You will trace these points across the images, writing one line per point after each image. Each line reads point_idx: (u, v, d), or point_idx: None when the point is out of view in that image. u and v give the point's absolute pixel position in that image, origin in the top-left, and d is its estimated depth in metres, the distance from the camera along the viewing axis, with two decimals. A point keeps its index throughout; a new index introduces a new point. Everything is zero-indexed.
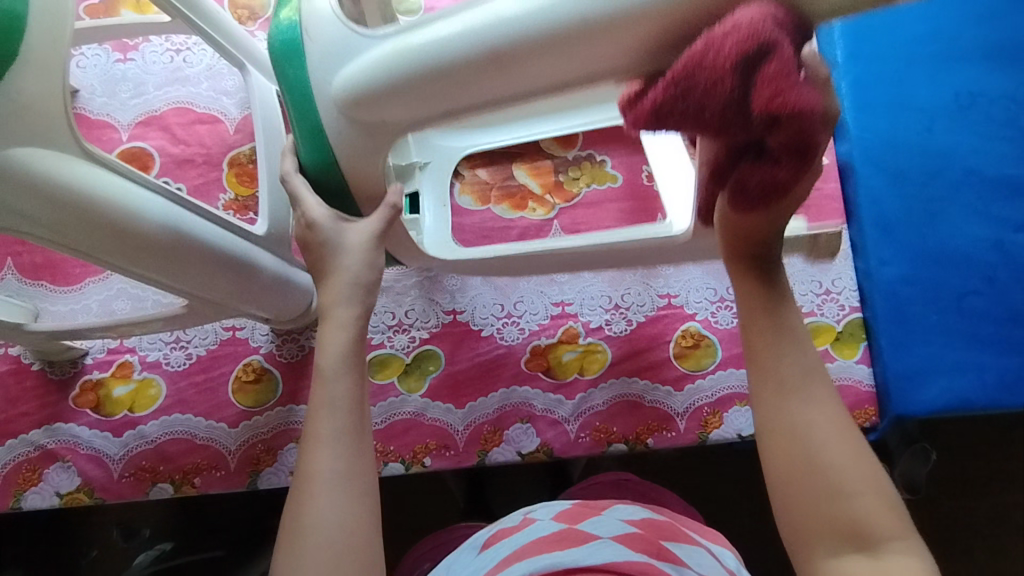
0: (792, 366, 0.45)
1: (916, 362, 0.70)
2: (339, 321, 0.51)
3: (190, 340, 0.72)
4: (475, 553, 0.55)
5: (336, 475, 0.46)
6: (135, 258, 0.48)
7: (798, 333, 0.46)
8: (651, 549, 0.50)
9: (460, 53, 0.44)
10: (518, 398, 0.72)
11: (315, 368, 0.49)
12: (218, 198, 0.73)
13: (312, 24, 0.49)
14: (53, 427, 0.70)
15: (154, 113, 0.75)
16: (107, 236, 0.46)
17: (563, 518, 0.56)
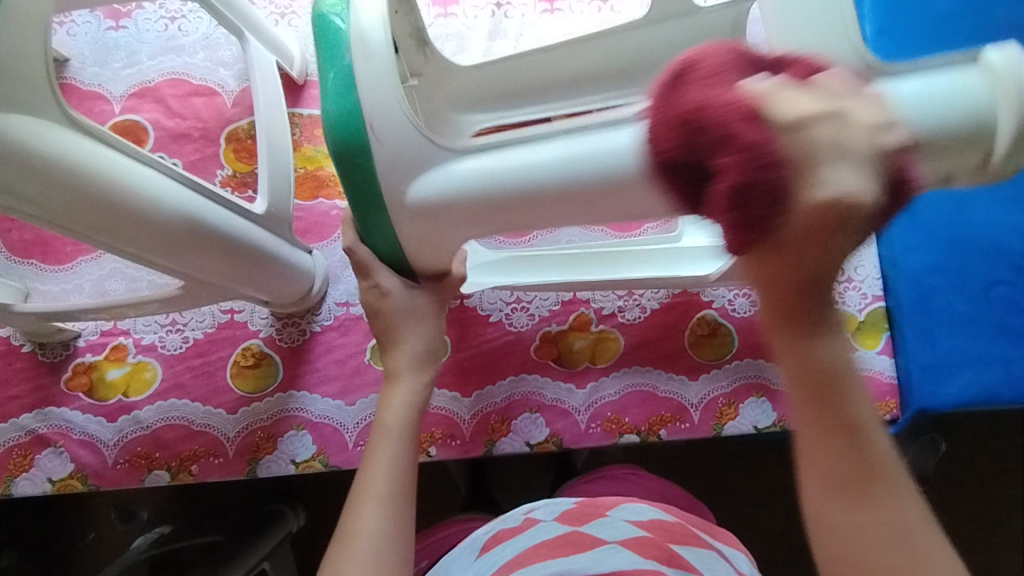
0: (851, 459, 0.38)
1: (942, 354, 0.67)
2: (410, 388, 0.55)
3: (187, 323, 0.69)
4: (474, 555, 0.53)
5: (381, 538, 0.47)
6: (131, 239, 0.45)
7: (856, 419, 0.38)
8: (661, 555, 0.48)
9: (531, 183, 0.47)
10: (528, 386, 0.70)
11: (381, 428, 0.53)
12: (215, 175, 0.70)
13: (378, 119, 0.46)
14: (45, 411, 0.67)
15: (148, 84, 0.72)
16: (101, 215, 0.43)
17: (567, 518, 0.54)
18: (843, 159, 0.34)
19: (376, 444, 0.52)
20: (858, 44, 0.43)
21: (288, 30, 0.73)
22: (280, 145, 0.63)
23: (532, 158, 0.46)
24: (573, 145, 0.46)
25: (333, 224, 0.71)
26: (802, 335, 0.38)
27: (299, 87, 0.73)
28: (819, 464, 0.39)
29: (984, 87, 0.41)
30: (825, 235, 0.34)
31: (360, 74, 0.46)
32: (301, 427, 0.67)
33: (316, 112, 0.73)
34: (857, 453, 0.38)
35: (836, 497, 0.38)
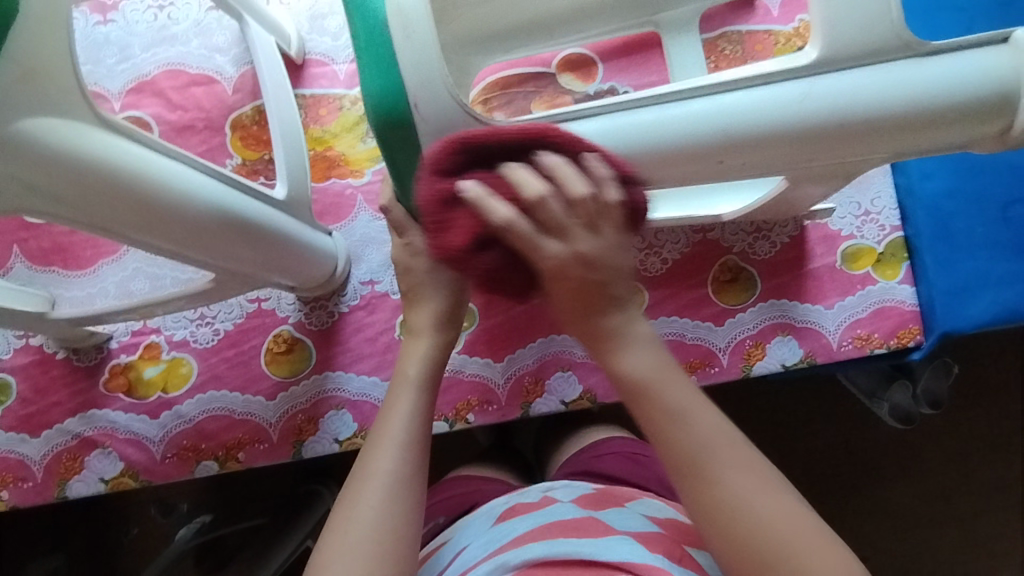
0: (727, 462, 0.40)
1: (962, 278, 0.68)
2: (432, 345, 0.55)
3: (216, 316, 0.69)
4: (490, 523, 0.56)
5: (393, 476, 0.47)
6: (161, 233, 0.45)
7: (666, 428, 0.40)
8: (672, 552, 0.49)
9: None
10: (558, 346, 0.71)
11: (406, 376, 0.53)
12: (226, 164, 0.69)
13: (422, 99, 0.44)
14: (87, 415, 0.68)
15: (146, 78, 0.70)
16: (131, 209, 0.42)
17: (585, 503, 0.56)
18: (579, 232, 0.37)
19: (396, 394, 0.52)
20: (898, 21, 0.40)
21: (280, 9, 0.71)
22: (291, 124, 0.62)
23: (613, 123, 0.43)
24: (687, 111, 0.42)
25: (349, 204, 0.70)
26: (632, 347, 0.41)
27: (298, 67, 0.72)
28: (681, 450, 0.40)
29: (1008, 63, 0.41)
30: (594, 302, 0.40)
31: (401, 51, 0.43)
32: (341, 406, 0.68)
33: (318, 91, 0.71)
34: (739, 454, 0.40)
35: (694, 477, 0.40)
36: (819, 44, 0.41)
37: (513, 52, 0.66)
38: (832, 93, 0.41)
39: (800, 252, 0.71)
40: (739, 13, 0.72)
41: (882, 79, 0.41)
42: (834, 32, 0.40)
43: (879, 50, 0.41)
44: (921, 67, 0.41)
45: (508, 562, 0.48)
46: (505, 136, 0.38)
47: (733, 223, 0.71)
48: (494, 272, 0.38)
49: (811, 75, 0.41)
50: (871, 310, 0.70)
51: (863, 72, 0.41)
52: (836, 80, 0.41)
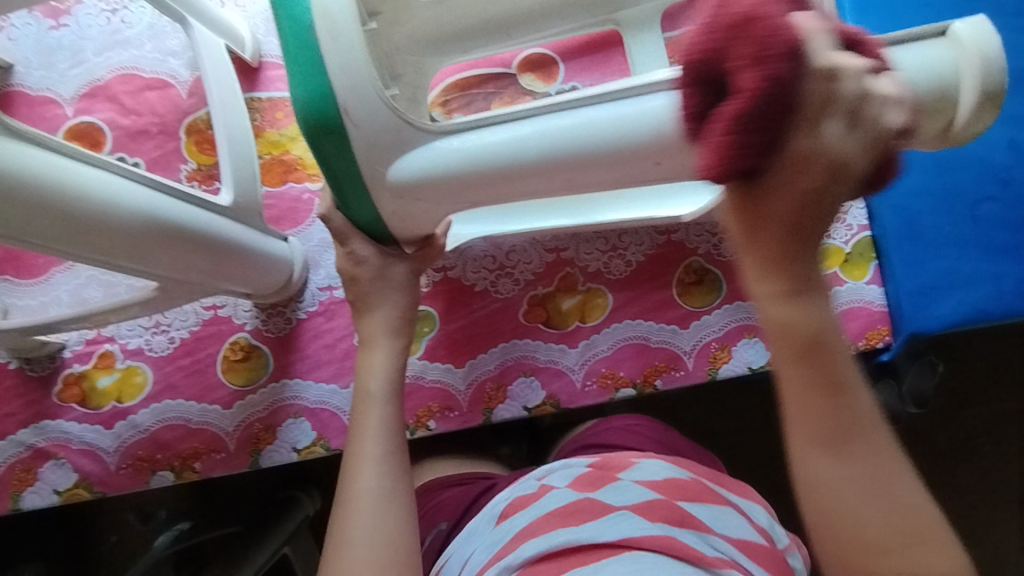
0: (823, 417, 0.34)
1: (931, 277, 0.67)
2: (387, 353, 0.55)
3: (171, 323, 0.68)
4: (492, 523, 0.54)
5: (377, 495, 0.49)
6: (95, 244, 0.45)
7: (841, 378, 0.34)
8: (673, 516, 0.48)
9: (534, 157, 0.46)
10: (520, 351, 0.70)
11: (366, 393, 0.53)
12: (180, 169, 0.68)
13: (353, 104, 0.44)
14: (41, 425, 0.67)
15: (98, 83, 0.69)
16: (60, 222, 0.42)
17: (579, 483, 0.54)
18: (849, 119, 0.29)
19: (363, 412, 0.53)
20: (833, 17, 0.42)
21: (235, 11, 0.70)
22: (240, 129, 0.61)
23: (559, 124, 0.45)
24: (623, 109, 0.44)
25: (306, 209, 0.69)
26: (787, 287, 0.32)
27: (254, 70, 0.70)
28: (810, 429, 0.35)
29: (949, 57, 0.42)
30: (809, 186, 0.30)
31: (328, 56, 0.43)
32: (299, 414, 0.67)
33: (274, 94, 0.70)
34: (887, 449, 0.36)
35: (826, 451, 0.35)
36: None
37: (473, 53, 0.65)
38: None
39: None
40: None
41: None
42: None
43: None
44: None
45: (511, 563, 0.47)
46: (739, 4, 0.30)
47: (698, 224, 0.70)
48: (739, 161, 0.30)
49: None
50: (838, 311, 0.68)
51: None
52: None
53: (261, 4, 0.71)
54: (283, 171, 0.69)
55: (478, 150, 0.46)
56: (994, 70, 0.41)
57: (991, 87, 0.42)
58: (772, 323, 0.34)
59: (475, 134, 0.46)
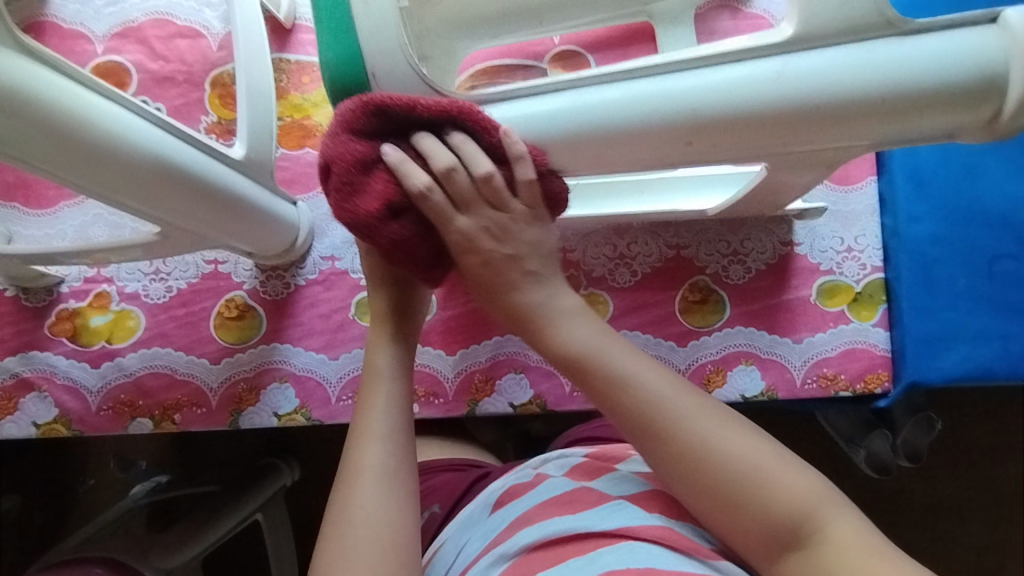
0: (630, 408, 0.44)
1: (938, 328, 0.66)
2: (399, 331, 0.54)
3: (171, 272, 0.68)
4: (487, 511, 0.54)
5: (381, 472, 0.47)
6: (97, 177, 0.45)
7: (613, 393, 0.44)
8: (669, 507, 0.47)
9: (731, 111, 0.42)
10: (513, 347, 0.69)
11: (373, 368, 0.53)
12: (200, 121, 0.68)
13: (379, 66, 0.43)
14: (29, 355, 0.67)
15: (131, 24, 0.69)
16: (65, 149, 0.42)
17: (578, 474, 0.52)
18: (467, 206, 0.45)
19: (370, 387, 0.52)
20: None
21: None
22: (263, 86, 0.60)
23: (693, 82, 0.42)
24: (655, 84, 0.43)
25: (319, 176, 0.69)
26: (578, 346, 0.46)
27: (286, 31, 0.70)
28: (623, 424, 0.44)
29: (998, 45, 0.39)
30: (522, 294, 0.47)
31: (359, 18, 0.43)
32: (285, 379, 0.67)
33: (303, 58, 0.70)
34: (699, 410, 0.43)
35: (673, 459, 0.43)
36: (795, 21, 0.40)
37: (501, 38, 0.66)
38: (808, 74, 0.41)
39: (775, 280, 0.68)
40: (742, 30, 0.70)
41: (855, 59, 0.40)
42: (809, 10, 0.40)
43: (855, 28, 0.40)
44: (899, 47, 0.40)
45: (506, 551, 0.47)
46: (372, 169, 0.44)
47: (710, 243, 0.69)
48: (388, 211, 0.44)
49: (784, 55, 0.41)
50: (841, 350, 0.67)
51: (841, 52, 0.40)
52: (810, 61, 0.41)
53: None
54: (302, 136, 0.69)
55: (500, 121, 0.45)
56: None
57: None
58: (581, 355, 0.46)
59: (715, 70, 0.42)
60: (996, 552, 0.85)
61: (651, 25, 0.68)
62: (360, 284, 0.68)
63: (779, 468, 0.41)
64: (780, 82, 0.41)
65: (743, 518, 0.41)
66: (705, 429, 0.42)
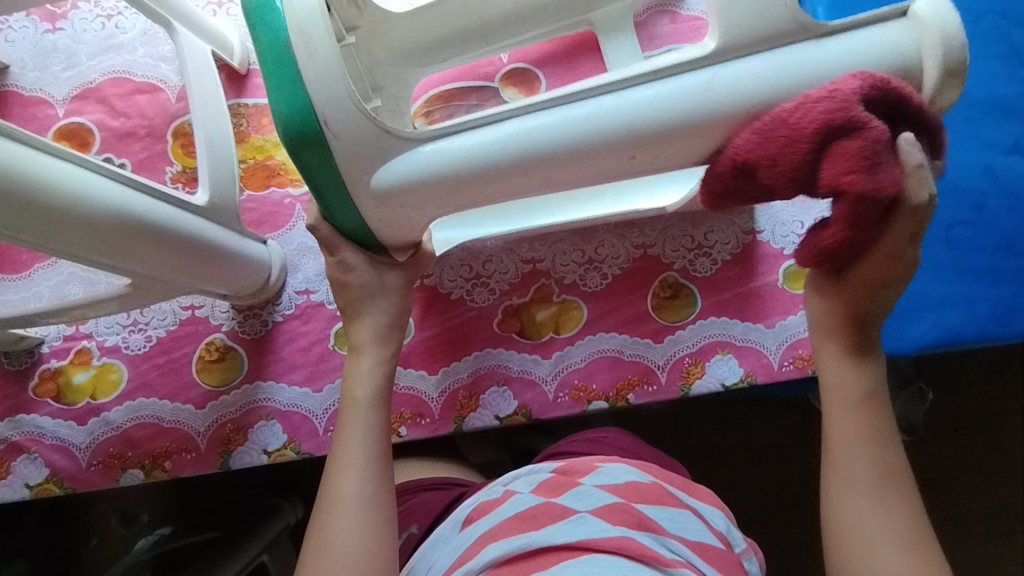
0: (879, 450, 0.48)
1: (904, 299, 0.67)
2: (374, 360, 0.56)
3: (149, 322, 0.69)
4: (456, 529, 0.56)
5: (359, 498, 0.52)
6: (61, 237, 0.46)
7: (884, 421, 0.49)
8: (631, 520, 0.49)
9: (663, 126, 0.42)
10: (493, 360, 0.70)
11: (351, 397, 0.56)
12: (165, 171, 0.70)
13: (332, 115, 0.44)
14: (16, 419, 0.68)
15: (90, 86, 0.71)
16: (25, 213, 0.43)
17: (544, 490, 0.54)
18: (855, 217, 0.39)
19: (348, 417, 0.55)
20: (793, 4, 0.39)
21: (226, 19, 0.72)
22: (221, 136, 0.62)
23: (628, 102, 0.42)
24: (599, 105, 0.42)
25: (287, 213, 0.70)
26: (845, 349, 0.50)
27: (241, 77, 0.72)
28: (864, 468, 0.48)
29: (908, 40, 0.40)
30: (884, 276, 0.45)
31: (306, 70, 0.43)
32: (271, 417, 0.67)
33: (261, 101, 0.72)
34: (857, 469, 0.48)
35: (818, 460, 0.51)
36: (716, 35, 0.40)
37: (450, 60, 0.68)
38: (731, 89, 0.40)
39: (742, 269, 0.70)
40: (683, 32, 0.73)
41: (779, 66, 0.40)
42: (729, 19, 0.39)
43: (775, 35, 0.40)
44: (822, 48, 0.40)
45: (472, 567, 0.48)
46: (807, 123, 0.38)
47: (674, 239, 0.71)
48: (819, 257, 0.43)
49: (704, 69, 0.41)
50: None
51: (767, 61, 0.40)
52: (738, 70, 0.40)
53: None
54: (266, 176, 0.71)
55: (450, 157, 0.45)
56: (958, 49, 0.39)
57: (955, 65, 0.39)
58: (829, 383, 0.51)
59: (652, 87, 0.41)
60: (999, 515, 0.86)
61: (594, 34, 0.71)
62: (335, 314, 0.69)
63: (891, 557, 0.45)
64: (707, 95, 0.41)
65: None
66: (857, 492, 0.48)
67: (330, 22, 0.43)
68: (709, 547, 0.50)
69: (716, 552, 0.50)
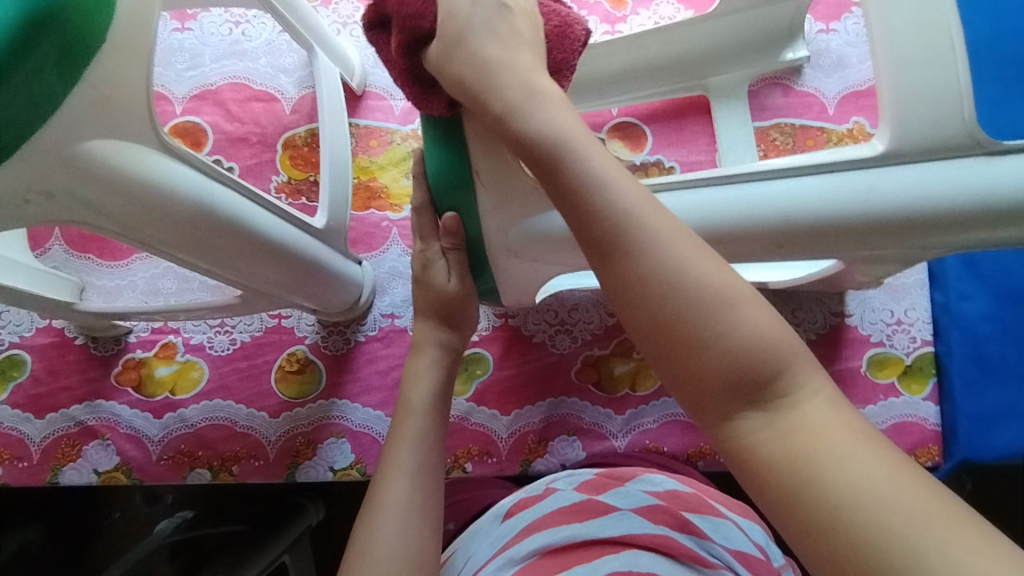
0: (594, 227, 0.36)
1: (990, 406, 0.67)
2: (433, 362, 0.52)
3: (235, 326, 0.70)
4: (499, 520, 0.55)
5: (408, 508, 0.44)
6: (212, 256, 0.45)
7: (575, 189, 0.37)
8: (674, 522, 0.50)
9: (833, 215, 0.42)
10: (567, 409, 0.70)
11: (406, 400, 0.50)
12: (271, 180, 0.71)
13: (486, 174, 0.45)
14: (94, 404, 0.69)
15: (210, 87, 0.73)
16: (188, 235, 0.42)
17: (585, 488, 0.55)
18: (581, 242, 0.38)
19: (401, 420, 0.49)
20: (970, 120, 0.39)
21: (349, 40, 0.73)
22: (341, 160, 0.63)
23: (697, 199, 0.44)
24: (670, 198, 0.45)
25: (383, 236, 0.71)
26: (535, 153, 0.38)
27: (356, 97, 0.73)
28: (585, 235, 0.37)
29: None
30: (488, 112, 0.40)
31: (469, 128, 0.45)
32: (341, 435, 0.68)
33: (371, 123, 0.73)
34: (707, 261, 0.34)
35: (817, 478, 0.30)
36: (887, 137, 0.41)
37: None
38: (899, 192, 0.41)
39: (827, 351, 0.69)
40: (795, 107, 0.73)
41: (944, 179, 0.40)
42: (900, 126, 0.40)
43: (945, 147, 0.40)
44: (989, 166, 0.40)
45: (515, 556, 0.48)
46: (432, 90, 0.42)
47: None
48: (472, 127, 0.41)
49: (874, 169, 0.41)
50: (891, 423, 0.68)
51: (930, 167, 0.40)
52: (903, 175, 0.41)
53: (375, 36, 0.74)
54: (367, 198, 0.72)
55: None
56: None
57: None
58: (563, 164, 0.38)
59: (687, 193, 0.45)
60: None
61: (707, 99, 0.72)
62: None
63: (785, 348, 0.32)
64: (709, 206, 0.44)
65: (722, 385, 0.32)
66: (653, 281, 0.34)
67: None
68: (750, 556, 0.50)
69: (756, 562, 0.50)
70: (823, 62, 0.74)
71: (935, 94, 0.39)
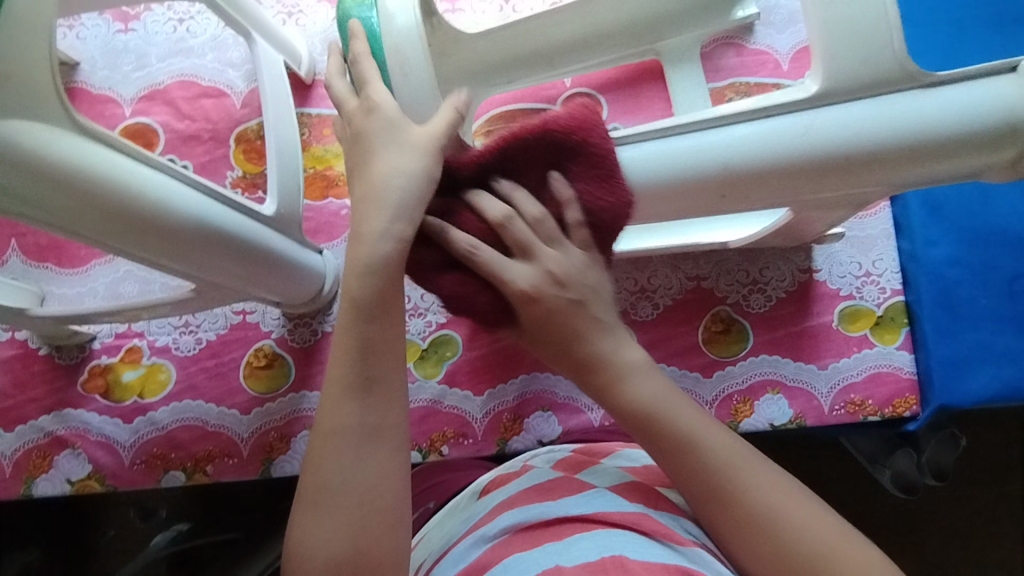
0: (703, 477, 0.39)
1: (964, 350, 0.66)
2: (382, 219, 0.38)
3: (200, 325, 0.69)
4: (474, 499, 0.55)
5: (355, 436, 0.39)
6: (148, 246, 0.44)
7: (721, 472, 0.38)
8: (648, 500, 0.47)
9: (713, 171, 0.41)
10: (540, 385, 0.69)
11: (351, 297, 0.39)
12: (226, 176, 0.70)
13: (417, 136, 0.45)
14: (63, 413, 0.68)
15: (158, 87, 0.72)
16: (116, 223, 0.41)
17: (563, 467, 0.54)
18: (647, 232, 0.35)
19: (345, 322, 0.39)
20: (900, 51, 0.39)
21: (295, 29, 0.73)
22: (289, 147, 0.62)
23: None
24: None
25: (343, 224, 0.71)
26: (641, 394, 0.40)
27: (307, 87, 0.73)
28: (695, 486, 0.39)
29: None
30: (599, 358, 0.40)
31: (398, 91, 0.44)
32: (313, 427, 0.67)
33: (324, 111, 0.72)
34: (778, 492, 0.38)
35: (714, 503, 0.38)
36: (818, 77, 0.40)
37: (515, 82, 0.68)
38: (834, 129, 0.40)
39: (797, 308, 0.69)
40: (749, 66, 0.73)
41: (881, 112, 0.39)
42: (832, 64, 0.39)
43: (877, 83, 0.39)
44: (926, 98, 0.39)
45: (487, 532, 0.47)
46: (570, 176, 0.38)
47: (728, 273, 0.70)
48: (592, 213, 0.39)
49: (807, 112, 0.40)
50: (866, 375, 0.67)
51: (863, 105, 0.39)
52: (837, 113, 0.40)
53: (322, 24, 0.74)
54: (323, 187, 0.71)
55: None
56: None
57: None
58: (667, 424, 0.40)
59: None
60: None
61: (659, 63, 0.71)
62: None
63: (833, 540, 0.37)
64: None
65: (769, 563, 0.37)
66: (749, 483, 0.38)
67: (425, 43, 0.44)
68: None
69: None
70: (774, 18, 0.73)
71: (863, 23, 0.39)
